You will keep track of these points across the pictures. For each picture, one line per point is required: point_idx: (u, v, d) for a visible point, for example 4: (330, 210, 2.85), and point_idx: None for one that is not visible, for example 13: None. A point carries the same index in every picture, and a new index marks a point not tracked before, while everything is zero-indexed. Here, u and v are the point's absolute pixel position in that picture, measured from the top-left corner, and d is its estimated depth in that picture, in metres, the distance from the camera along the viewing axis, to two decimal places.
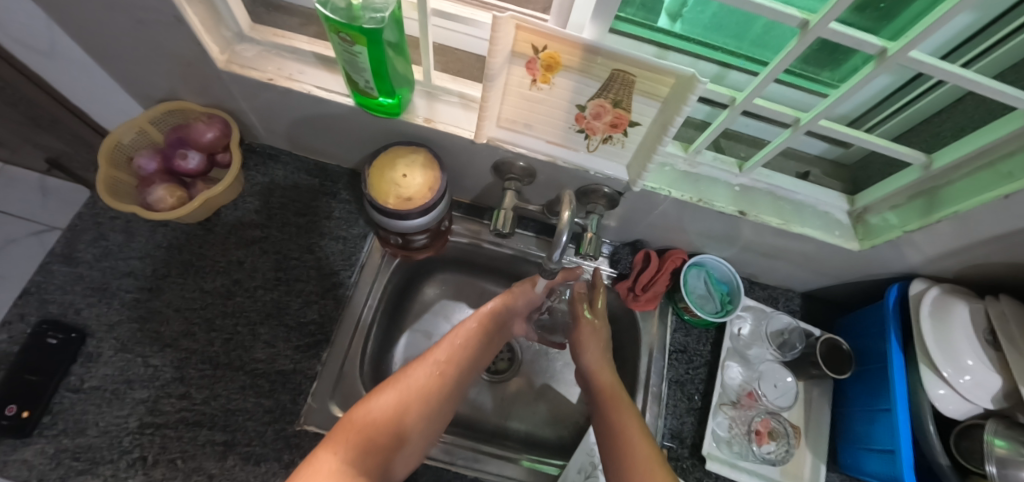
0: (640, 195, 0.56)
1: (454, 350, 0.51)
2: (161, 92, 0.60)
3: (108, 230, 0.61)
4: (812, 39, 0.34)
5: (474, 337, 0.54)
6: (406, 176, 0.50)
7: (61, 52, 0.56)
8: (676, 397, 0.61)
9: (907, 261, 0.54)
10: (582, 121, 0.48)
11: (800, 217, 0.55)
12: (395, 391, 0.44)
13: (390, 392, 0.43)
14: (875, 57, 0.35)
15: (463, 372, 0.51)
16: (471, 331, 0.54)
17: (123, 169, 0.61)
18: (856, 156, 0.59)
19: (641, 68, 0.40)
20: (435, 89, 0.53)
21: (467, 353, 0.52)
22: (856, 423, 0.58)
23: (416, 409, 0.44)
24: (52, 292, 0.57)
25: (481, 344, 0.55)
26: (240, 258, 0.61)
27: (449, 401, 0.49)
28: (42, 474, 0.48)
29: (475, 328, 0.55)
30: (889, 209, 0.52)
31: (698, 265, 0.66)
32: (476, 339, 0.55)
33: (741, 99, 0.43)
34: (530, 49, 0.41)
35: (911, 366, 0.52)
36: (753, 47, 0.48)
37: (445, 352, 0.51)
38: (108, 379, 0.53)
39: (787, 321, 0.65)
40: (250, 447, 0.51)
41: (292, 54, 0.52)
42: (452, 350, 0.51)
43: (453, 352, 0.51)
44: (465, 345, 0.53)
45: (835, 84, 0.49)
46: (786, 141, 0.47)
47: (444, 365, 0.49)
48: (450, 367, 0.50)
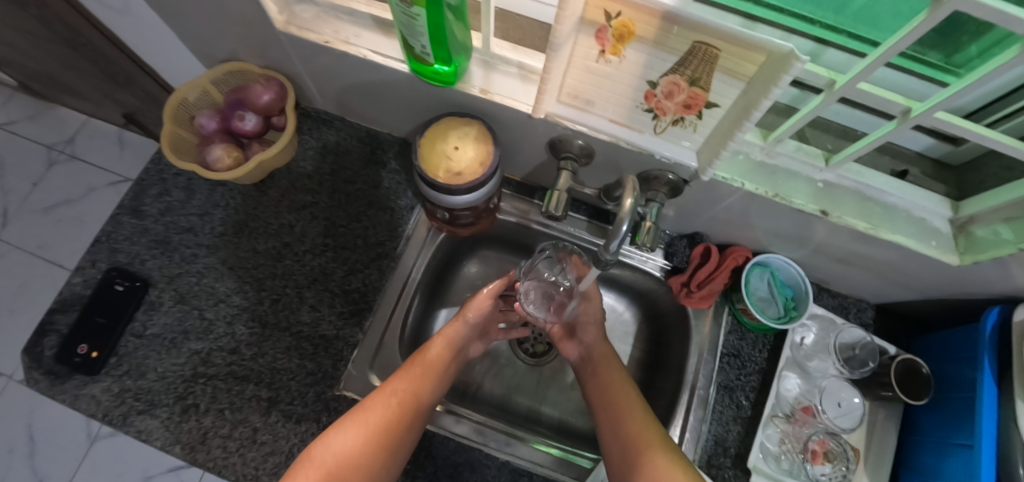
0: (706, 184, 0.51)
1: (416, 386, 0.51)
2: (224, 52, 0.61)
3: (171, 186, 0.63)
4: (945, 14, 0.27)
5: (437, 365, 0.54)
6: (458, 149, 0.48)
7: (134, 10, 0.57)
8: (723, 403, 0.58)
9: (1020, 283, 0.47)
10: (652, 99, 0.44)
11: (892, 222, 0.49)
12: (355, 429, 0.46)
13: (355, 428, 0.46)
14: (1021, 39, 0.28)
15: (426, 404, 0.51)
16: (432, 362, 0.54)
17: (186, 126, 0.62)
18: (966, 156, 0.51)
19: (729, 42, 0.35)
20: (493, 58, 0.50)
21: (429, 384, 0.52)
22: (925, 455, 0.52)
23: (379, 446, 0.46)
24: (121, 242, 0.61)
25: (444, 371, 0.54)
26: (291, 222, 0.62)
27: (413, 436, 0.49)
28: (108, 410, 0.53)
29: (434, 357, 0.54)
30: (1002, 221, 0.44)
31: (763, 265, 0.61)
32: (436, 370, 0.54)
33: (841, 83, 0.38)
34: (602, 15, 0.37)
35: (1005, 403, 0.45)
36: (853, 22, 0.40)
37: (406, 383, 0.50)
38: (167, 328, 0.57)
39: (860, 335, 0.58)
40: (292, 406, 0.53)
41: (350, 16, 0.50)
42: (415, 382, 0.51)
43: (414, 384, 0.51)
44: (426, 376, 0.52)
45: (954, 70, 0.41)
46: (889, 134, 0.41)
47: (406, 399, 0.49)
48: (412, 402, 0.50)
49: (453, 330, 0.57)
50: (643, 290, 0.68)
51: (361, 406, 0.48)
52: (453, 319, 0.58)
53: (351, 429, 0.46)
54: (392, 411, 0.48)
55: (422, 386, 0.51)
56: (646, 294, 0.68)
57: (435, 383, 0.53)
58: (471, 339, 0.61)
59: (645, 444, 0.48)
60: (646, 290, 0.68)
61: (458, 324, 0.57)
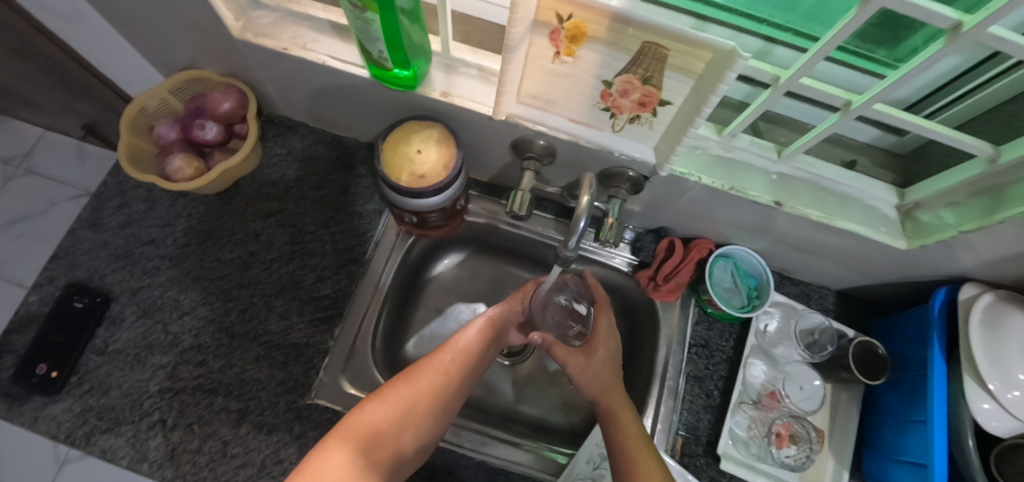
0: (666, 180, 0.53)
1: (461, 359, 0.51)
2: (182, 60, 0.60)
3: (131, 198, 0.62)
4: (873, 10, 0.29)
5: (481, 344, 0.54)
6: (421, 152, 0.49)
7: (85, 18, 0.55)
8: (693, 393, 0.59)
9: (962, 264, 0.49)
10: (608, 98, 0.45)
11: (842, 211, 0.51)
12: (401, 393, 0.45)
13: (404, 388, 0.46)
14: (946, 33, 0.30)
15: (467, 382, 0.51)
16: (476, 337, 0.54)
17: (144, 137, 0.61)
18: (911, 145, 0.53)
19: (676, 41, 0.36)
20: (453, 62, 0.50)
21: (471, 362, 0.52)
22: (885, 433, 0.54)
23: (420, 413, 0.45)
24: (79, 257, 0.59)
25: (484, 351, 0.54)
26: (257, 230, 0.61)
27: (451, 408, 0.49)
28: (69, 431, 0.51)
29: (478, 335, 0.54)
30: (945, 205, 0.47)
31: (726, 256, 0.63)
32: (479, 347, 0.54)
33: (785, 78, 0.39)
34: (554, 18, 0.38)
35: (955, 379, 0.48)
36: (802, 20, 0.42)
37: (452, 357, 0.51)
38: (130, 343, 0.55)
39: (819, 321, 0.60)
40: (262, 416, 0.52)
41: (307, 21, 0.50)
42: (461, 356, 0.52)
43: (459, 358, 0.51)
44: (472, 353, 0.53)
45: (892, 64, 0.44)
46: (834, 125, 0.42)
47: (451, 369, 0.50)
48: (457, 374, 0.50)
49: (498, 312, 0.57)
50: (614, 285, 0.69)
51: (407, 372, 0.48)
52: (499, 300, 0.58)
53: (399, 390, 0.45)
54: (440, 377, 0.49)
55: (466, 363, 0.51)
56: (617, 289, 0.69)
57: (478, 360, 0.53)
58: (511, 324, 0.60)
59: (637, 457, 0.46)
60: (617, 285, 0.69)
61: (504, 307, 0.57)
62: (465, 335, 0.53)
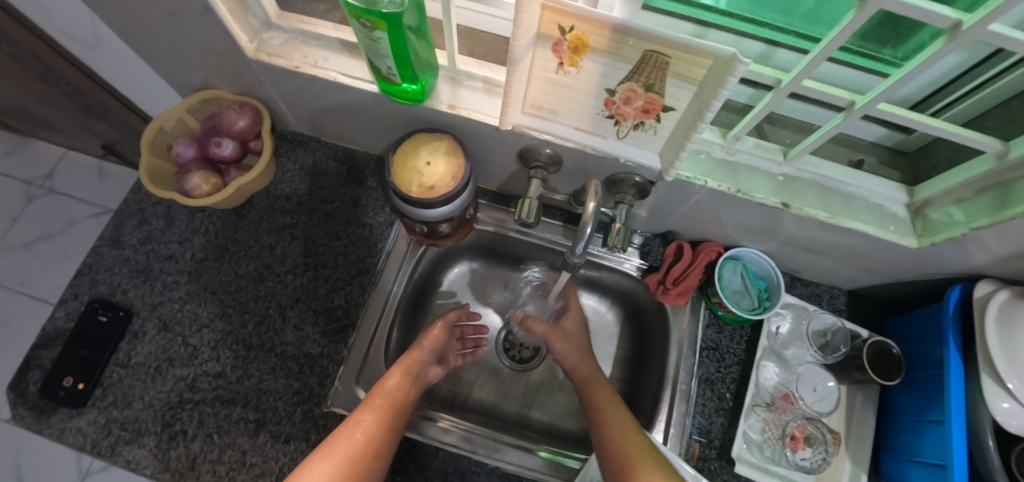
0: (672, 184, 0.53)
1: (383, 413, 0.48)
2: (197, 81, 0.62)
3: (151, 215, 0.64)
4: (872, 12, 0.30)
5: (402, 392, 0.52)
6: (429, 164, 0.50)
7: (105, 43, 0.58)
8: (705, 396, 0.59)
9: (974, 261, 0.49)
10: (612, 106, 0.46)
11: (850, 210, 0.51)
12: (322, 466, 0.42)
13: (321, 465, 0.42)
14: (946, 32, 0.31)
15: (395, 434, 0.49)
16: (395, 389, 0.51)
17: (162, 155, 0.63)
18: (919, 143, 0.53)
19: (676, 49, 0.37)
20: (459, 75, 0.52)
21: (395, 411, 0.50)
22: (903, 434, 0.54)
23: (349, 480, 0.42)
24: (102, 273, 0.61)
25: (408, 397, 0.52)
26: (271, 244, 0.63)
27: (381, 467, 0.46)
28: (95, 442, 0.53)
29: (398, 384, 0.52)
30: (953, 202, 0.47)
31: (735, 259, 0.63)
32: (400, 398, 0.51)
33: (787, 81, 0.40)
34: (557, 30, 0.39)
35: (972, 377, 0.47)
36: (804, 22, 0.43)
37: (371, 413, 0.48)
38: (151, 356, 0.57)
39: (831, 321, 0.60)
40: (280, 426, 0.53)
41: (317, 41, 0.52)
42: (379, 413, 0.48)
43: (380, 412, 0.48)
44: (393, 403, 0.50)
45: (896, 62, 0.44)
46: (838, 125, 0.42)
47: (373, 427, 0.47)
48: (381, 429, 0.47)
49: (413, 357, 0.55)
50: (623, 289, 0.70)
51: (323, 444, 0.45)
52: (414, 345, 0.57)
53: (319, 466, 0.42)
54: (362, 442, 0.45)
55: (389, 414, 0.49)
56: (626, 293, 0.70)
57: (401, 412, 0.50)
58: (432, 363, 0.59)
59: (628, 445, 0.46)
60: (626, 290, 0.69)
61: (417, 351, 0.56)
62: (380, 388, 0.51)
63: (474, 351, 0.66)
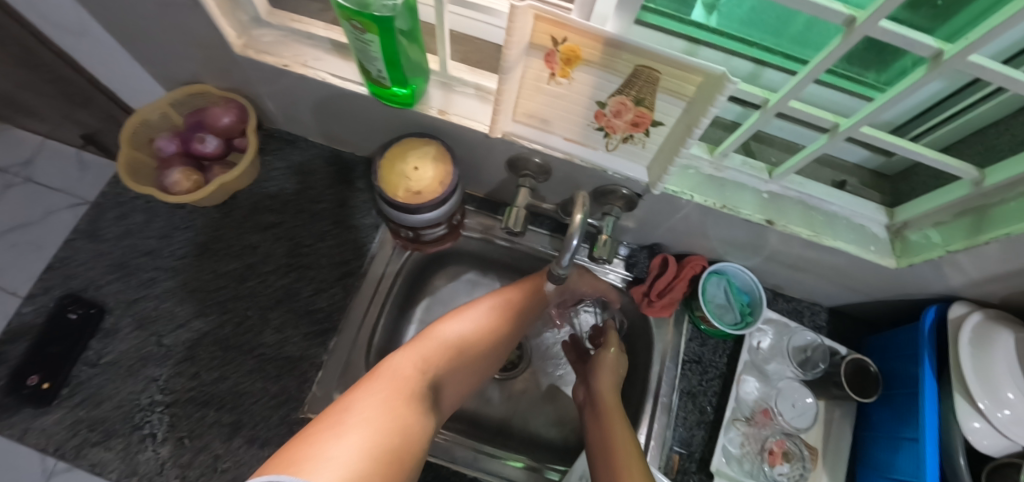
0: (660, 198, 0.53)
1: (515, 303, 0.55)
2: (184, 75, 0.60)
3: (129, 210, 0.62)
4: (858, 38, 0.30)
5: (533, 294, 0.57)
6: (417, 169, 0.49)
7: (90, 32, 0.56)
8: (686, 409, 0.59)
9: (949, 283, 0.50)
10: (601, 118, 0.46)
11: (832, 229, 0.52)
12: (466, 325, 0.50)
13: (463, 323, 0.50)
14: (928, 60, 0.32)
15: (517, 325, 0.56)
16: (526, 293, 0.56)
17: (143, 149, 0.61)
18: (900, 166, 0.54)
19: (667, 65, 0.37)
20: (451, 80, 0.51)
21: (522, 310, 0.56)
22: (877, 450, 0.55)
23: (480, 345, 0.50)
24: (75, 268, 0.59)
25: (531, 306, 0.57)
26: (255, 243, 0.61)
27: (501, 346, 0.54)
28: (59, 444, 0.51)
29: (531, 290, 0.57)
30: (932, 225, 0.48)
31: (719, 273, 0.63)
32: (529, 300, 0.57)
33: (774, 101, 0.40)
34: (550, 40, 0.39)
35: (945, 396, 0.48)
36: (792, 44, 0.44)
37: (507, 298, 0.55)
38: (123, 355, 0.55)
39: (811, 338, 0.61)
40: (255, 430, 0.52)
41: (309, 39, 0.51)
42: (512, 302, 0.55)
43: (513, 303, 0.55)
44: (525, 300, 0.56)
45: (879, 87, 0.45)
46: (823, 146, 0.43)
47: (505, 309, 0.54)
48: (509, 314, 0.54)
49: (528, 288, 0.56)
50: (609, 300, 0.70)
51: (467, 307, 0.52)
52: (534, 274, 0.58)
53: (457, 323, 0.49)
54: (484, 322, 0.51)
55: (520, 307, 0.55)
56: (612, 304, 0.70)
57: (527, 309, 0.57)
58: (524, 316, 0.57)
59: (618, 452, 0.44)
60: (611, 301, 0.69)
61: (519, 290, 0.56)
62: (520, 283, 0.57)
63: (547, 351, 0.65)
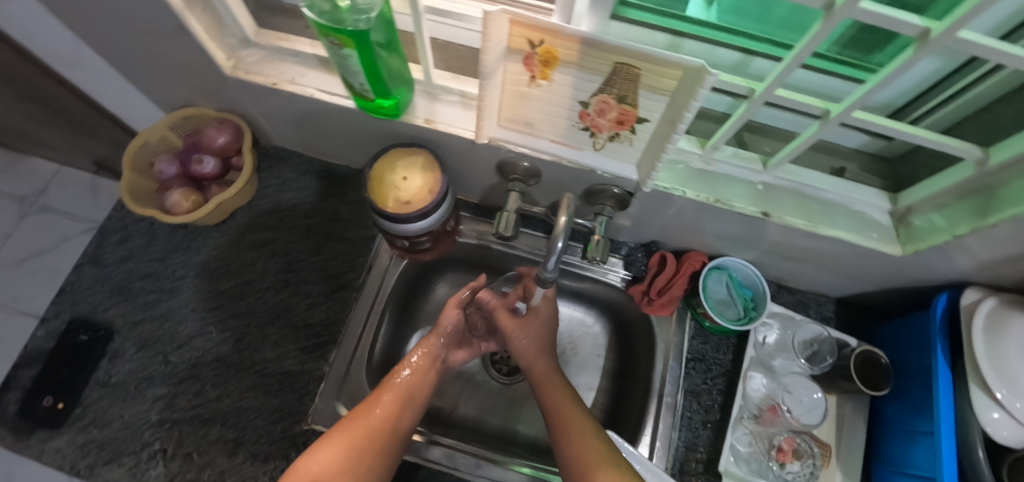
0: (652, 195, 0.53)
1: (398, 392, 0.50)
2: (178, 99, 0.62)
3: (133, 233, 0.64)
4: (838, 21, 0.29)
5: (420, 371, 0.53)
6: (405, 179, 0.49)
7: (88, 63, 0.58)
8: (691, 409, 0.58)
9: (959, 268, 0.48)
10: (586, 118, 0.46)
11: (831, 218, 0.50)
12: (338, 444, 0.43)
13: (336, 439, 0.44)
14: (915, 40, 0.31)
15: (417, 408, 0.51)
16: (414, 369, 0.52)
17: (144, 173, 0.63)
18: (900, 150, 0.53)
19: (646, 61, 0.37)
20: (435, 89, 0.52)
21: (415, 393, 0.51)
22: (893, 445, 0.53)
23: (362, 454, 0.44)
24: (83, 292, 0.61)
25: (422, 383, 0.52)
26: (252, 260, 0.63)
27: (401, 441, 0.48)
28: (73, 463, 0.52)
29: (415, 368, 0.52)
30: (936, 209, 0.46)
31: (719, 268, 0.62)
32: (418, 380, 0.52)
33: (761, 90, 0.39)
34: (526, 44, 0.39)
35: (960, 386, 0.46)
36: (778, 30, 0.43)
37: (396, 386, 0.50)
38: (131, 375, 0.56)
39: (818, 331, 0.59)
40: (258, 444, 0.53)
41: (295, 57, 0.52)
42: (401, 387, 0.50)
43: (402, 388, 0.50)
44: (413, 383, 0.51)
45: (872, 68, 0.44)
46: (816, 133, 0.42)
47: (396, 396, 0.49)
48: (400, 402, 0.49)
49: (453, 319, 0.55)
50: (609, 300, 0.69)
51: (339, 424, 0.46)
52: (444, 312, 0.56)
53: (330, 451, 0.43)
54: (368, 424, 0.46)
55: (408, 392, 0.50)
56: (612, 304, 0.69)
57: (419, 391, 0.51)
58: (452, 345, 0.58)
59: (593, 464, 0.44)
60: (611, 301, 0.68)
61: (436, 332, 0.55)
62: (400, 367, 0.52)
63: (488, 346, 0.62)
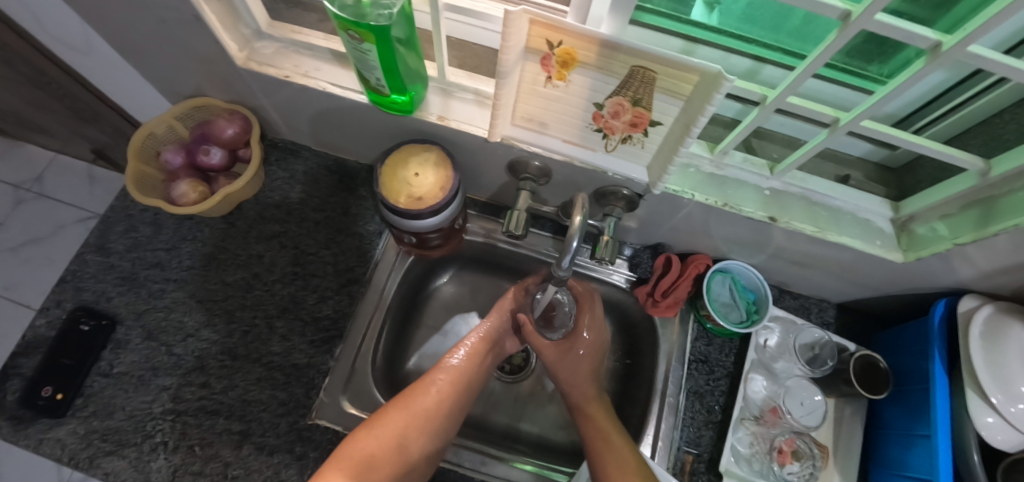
0: (661, 198, 0.53)
1: (451, 383, 0.52)
2: (187, 89, 0.61)
3: (138, 222, 0.64)
4: (854, 32, 0.30)
5: (476, 362, 0.55)
6: (418, 175, 0.50)
7: (96, 50, 0.58)
8: (694, 409, 0.59)
9: (959, 276, 0.49)
10: (600, 119, 0.46)
11: (836, 224, 0.51)
12: (387, 426, 0.45)
13: (387, 422, 0.46)
14: (927, 52, 0.31)
15: (462, 400, 0.52)
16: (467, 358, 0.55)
17: (151, 163, 0.63)
18: (904, 159, 0.54)
19: (663, 65, 0.37)
20: (449, 86, 0.52)
21: (463, 385, 0.53)
22: (890, 447, 0.54)
23: (406, 440, 0.45)
24: (86, 281, 0.60)
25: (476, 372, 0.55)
26: (260, 252, 0.62)
27: (442, 433, 0.49)
28: (73, 453, 0.52)
29: (467, 358, 0.54)
30: (939, 218, 0.47)
31: (723, 271, 0.63)
32: (473, 368, 0.54)
33: (773, 97, 0.40)
34: (545, 44, 0.39)
35: (957, 392, 0.47)
36: (790, 39, 0.44)
37: (446, 375, 0.52)
38: (135, 365, 0.56)
39: (818, 335, 0.60)
40: (264, 437, 0.53)
41: (309, 51, 0.52)
42: (454, 378, 0.52)
43: (453, 377, 0.52)
44: (465, 372, 0.54)
45: (881, 79, 0.44)
46: (824, 141, 0.42)
47: (445, 387, 0.51)
48: (448, 395, 0.51)
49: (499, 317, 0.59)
50: (613, 301, 0.69)
51: (387, 406, 0.48)
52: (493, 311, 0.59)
53: (379, 431, 0.45)
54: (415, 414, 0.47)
55: (460, 384, 0.52)
56: (617, 305, 0.69)
57: (469, 382, 0.54)
58: (508, 333, 0.60)
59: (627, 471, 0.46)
60: (616, 301, 0.69)
61: (496, 317, 0.58)
62: (456, 355, 0.54)
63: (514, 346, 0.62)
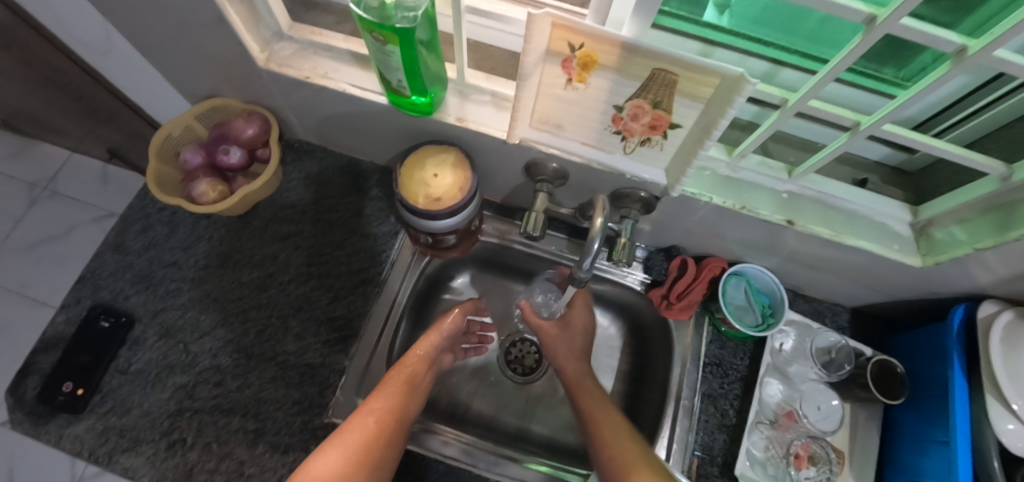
0: (677, 200, 0.53)
1: (394, 404, 0.49)
2: (205, 89, 0.62)
3: (155, 221, 0.64)
4: (878, 36, 0.30)
5: (412, 381, 0.53)
6: (436, 176, 0.50)
7: (116, 50, 0.58)
8: (708, 412, 0.59)
9: (977, 281, 0.49)
10: (619, 122, 0.46)
11: (853, 228, 0.51)
12: (332, 457, 0.43)
13: (332, 454, 0.43)
14: (952, 56, 0.31)
15: (405, 424, 0.49)
16: (405, 379, 0.52)
17: (169, 163, 0.63)
18: (922, 163, 0.54)
19: (683, 68, 0.37)
20: (467, 88, 0.52)
21: (405, 406, 0.50)
22: (906, 453, 0.54)
23: (355, 472, 0.43)
24: (104, 279, 0.61)
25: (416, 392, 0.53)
26: (275, 252, 0.63)
27: (391, 458, 0.46)
28: (92, 449, 0.52)
29: (406, 379, 0.52)
30: (957, 223, 0.47)
31: (738, 274, 0.63)
32: (410, 389, 0.52)
33: (794, 101, 0.40)
34: (566, 47, 0.39)
35: (976, 398, 0.47)
36: (807, 42, 0.44)
37: (384, 400, 0.49)
38: (152, 363, 0.57)
39: (834, 339, 0.61)
40: (278, 436, 0.53)
41: (327, 52, 0.52)
42: (394, 398, 0.50)
43: (393, 401, 0.49)
44: (406, 391, 0.51)
45: (900, 83, 0.44)
46: (844, 145, 0.42)
47: (385, 414, 0.48)
48: (391, 420, 0.48)
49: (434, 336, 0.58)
50: (626, 303, 0.69)
51: (329, 440, 0.45)
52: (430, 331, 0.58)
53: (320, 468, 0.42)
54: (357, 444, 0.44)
55: (401, 406, 0.50)
56: (629, 307, 0.69)
57: (409, 403, 0.51)
58: (445, 349, 0.60)
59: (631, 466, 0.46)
60: (629, 304, 0.69)
61: (433, 335, 0.58)
62: (391, 378, 0.52)
63: (476, 346, 0.68)
